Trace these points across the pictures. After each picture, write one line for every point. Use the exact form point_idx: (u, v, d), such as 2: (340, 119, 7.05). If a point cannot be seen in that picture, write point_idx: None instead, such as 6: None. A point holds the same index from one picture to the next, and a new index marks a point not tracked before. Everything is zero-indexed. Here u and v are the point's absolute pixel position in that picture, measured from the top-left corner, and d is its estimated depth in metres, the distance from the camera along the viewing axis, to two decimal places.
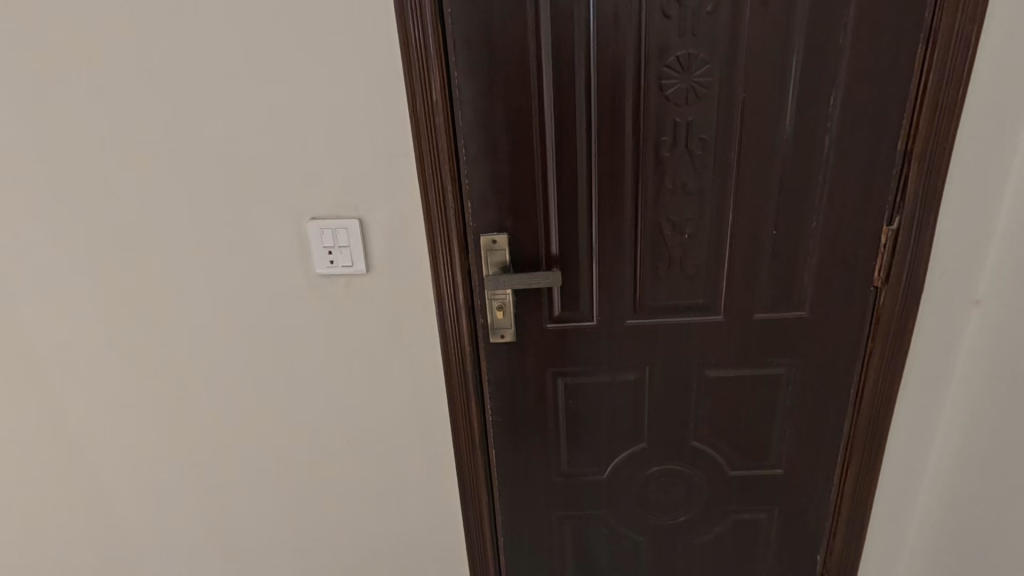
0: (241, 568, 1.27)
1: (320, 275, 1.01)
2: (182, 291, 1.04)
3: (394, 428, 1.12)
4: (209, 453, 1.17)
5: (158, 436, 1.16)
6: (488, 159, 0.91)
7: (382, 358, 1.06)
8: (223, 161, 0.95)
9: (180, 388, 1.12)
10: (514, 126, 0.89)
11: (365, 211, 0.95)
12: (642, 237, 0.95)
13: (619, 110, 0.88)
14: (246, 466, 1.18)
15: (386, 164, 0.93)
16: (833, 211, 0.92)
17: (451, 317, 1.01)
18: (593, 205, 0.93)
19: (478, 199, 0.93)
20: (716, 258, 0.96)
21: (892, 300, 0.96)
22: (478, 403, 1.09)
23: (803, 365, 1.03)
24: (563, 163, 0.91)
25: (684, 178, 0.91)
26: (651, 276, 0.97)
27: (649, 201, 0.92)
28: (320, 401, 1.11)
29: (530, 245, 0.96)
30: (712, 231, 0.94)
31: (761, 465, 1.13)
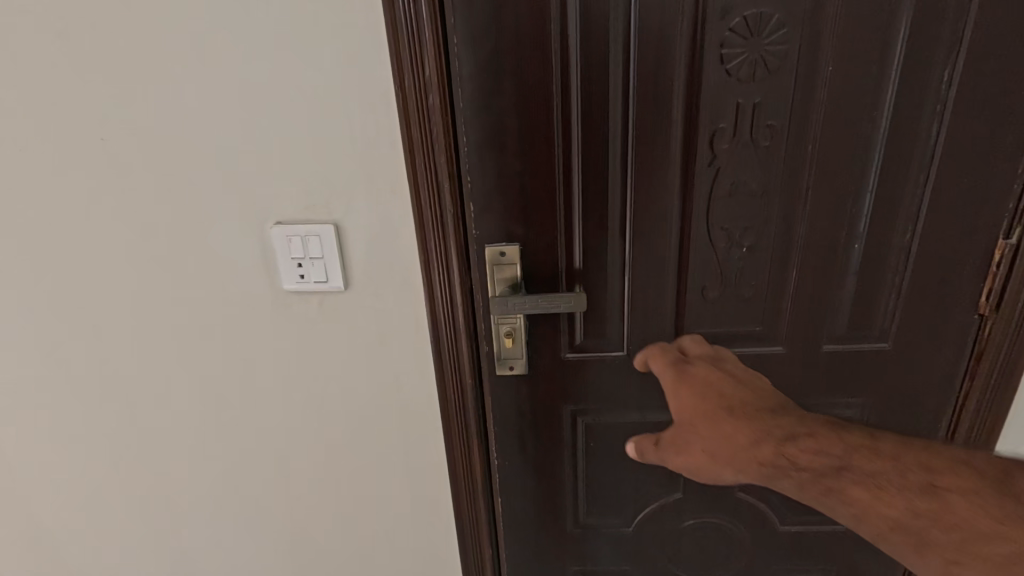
0: None
1: (288, 292, 0.82)
2: (121, 315, 0.85)
3: (380, 471, 0.94)
4: (159, 499, 0.98)
5: (98, 479, 0.97)
6: (495, 150, 0.72)
7: (365, 391, 0.88)
8: (164, 154, 0.75)
9: (125, 429, 0.93)
10: (530, 110, 0.70)
11: (342, 213, 0.77)
12: (688, 249, 0.75)
13: (665, 90, 0.68)
14: (209, 516, 0.99)
15: (368, 157, 0.74)
16: (934, 221, 0.72)
17: (447, 343, 0.82)
18: (627, 209, 0.74)
19: (482, 202, 0.74)
20: (779, 279, 0.77)
21: (998, 333, 0.77)
22: (480, 444, 0.90)
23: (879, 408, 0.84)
24: (590, 157, 0.72)
25: (745, 175, 0.71)
26: (697, 300, 0.78)
27: (698, 206, 0.73)
28: (293, 440, 0.93)
29: (546, 259, 0.77)
30: (776, 244, 0.75)
31: (816, 518, 0.94)
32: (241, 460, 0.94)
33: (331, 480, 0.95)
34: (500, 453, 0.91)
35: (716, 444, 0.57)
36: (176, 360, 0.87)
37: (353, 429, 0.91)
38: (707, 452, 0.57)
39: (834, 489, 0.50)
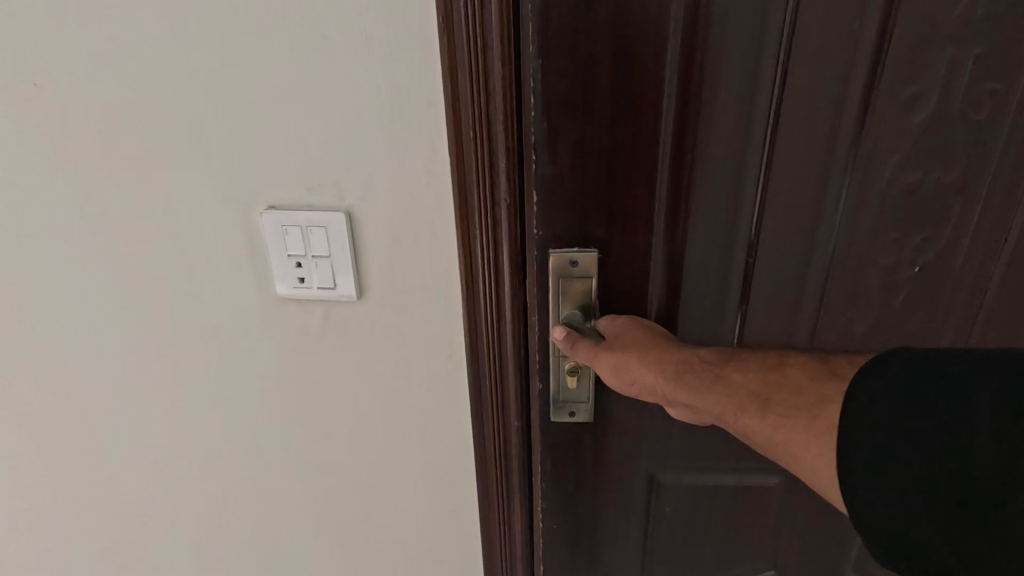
0: None
1: (283, 301, 0.62)
2: (62, 328, 0.64)
3: (394, 530, 0.73)
4: (117, 552, 0.78)
5: (41, 526, 0.77)
6: (579, 114, 0.50)
7: (380, 433, 0.68)
8: (112, 113, 0.54)
9: (72, 470, 0.73)
10: (632, 68, 0.49)
11: (357, 198, 0.56)
12: (840, 264, 0.55)
13: (835, 46, 0.48)
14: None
15: (398, 121, 0.53)
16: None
17: (490, 375, 0.61)
18: (762, 206, 0.53)
19: (555, 196, 0.53)
20: (959, 311, 0.57)
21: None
22: (527, 504, 0.69)
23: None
24: (712, 138, 0.51)
25: (938, 163, 0.51)
26: (839, 333, 0.58)
27: (864, 211, 0.53)
28: (285, 490, 0.72)
29: (637, 275, 0.57)
30: (968, 264, 0.54)
31: None
32: (218, 513, 0.74)
33: (331, 542, 0.75)
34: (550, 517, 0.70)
35: (646, 348, 0.52)
36: (136, 388, 0.67)
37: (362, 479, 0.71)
38: (640, 351, 0.52)
39: (723, 376, 0.47)
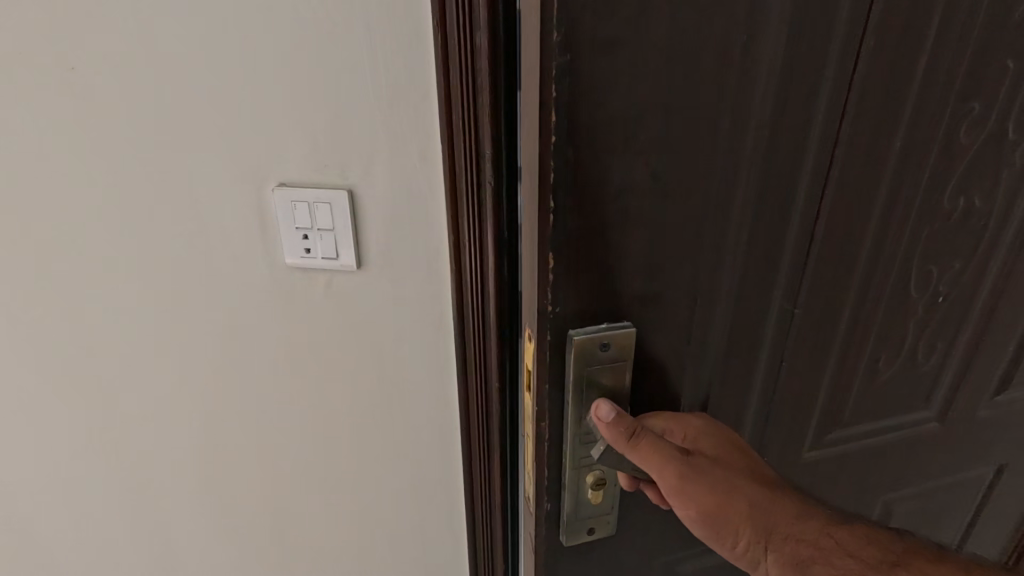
0: None
1: (291, 270, 0.69)
2: (93, 285, 0.72)
3: (386, 476, 0.82)
4: (139, 484, 0.87)
5: (74, 459, 0.86)
6: (613, 173, 0.43)
7: (375, 389, 0.75)
8: (143, 95, 0.61)
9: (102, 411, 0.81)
10: (681, 130, 0.42)
11: (359, 177, 0.62)
12: (879, 310, 0.61)
13: (895, 112, 0.50)
14: (192, 512, 0.89)
15: (396, 109, 0.59)
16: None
17: (474, 345, 0.67)
18: (816, 268, 0.55)
19: (584, 272, 0.47)
20: (945, 331, 0.66)
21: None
22: (502, 464, 0.74)
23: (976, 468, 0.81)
24: (769, 203, 0.49)
25: (961, 212, 0.58)
26: (868, 372, 0.64)
27: (901, 260, 0.58)
28: (291, 440, 0.80)
29: (664, 337, 0.52)
30: (964, 291, 0.63)
31: None
32: (227, 457, 0.83)
33: (331, 487, 0.83)
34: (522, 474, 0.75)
35: (772, 520, 0.50)
36: (159, 340, 0.75)
37: (358, 430, 0.78)
38: (752, 507, 0.51)
39: None
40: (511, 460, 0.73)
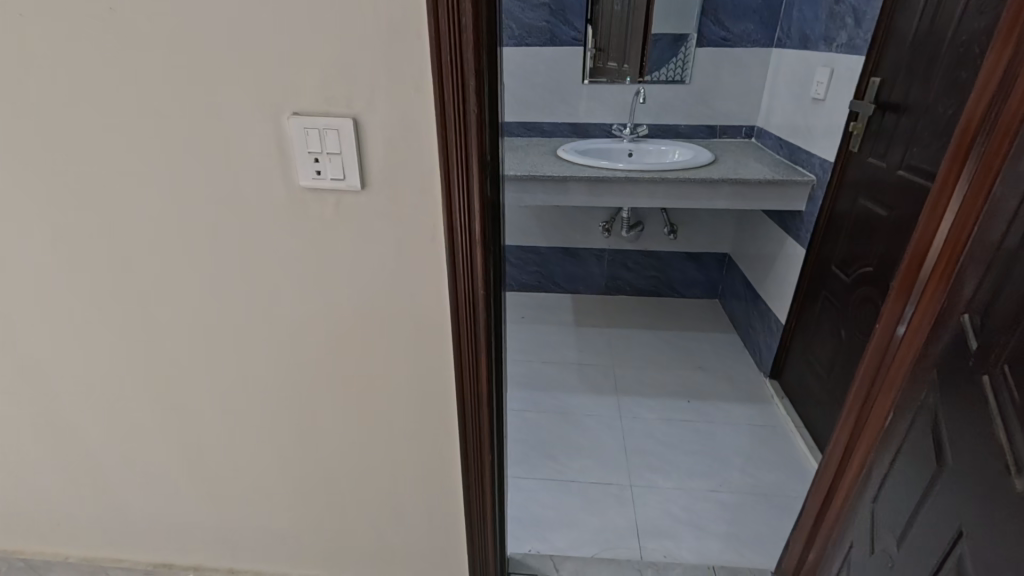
0: (218, 487, 1.21)
1: (304, 191, 0.80)
2: (134, 202, 0.84)
3: (389, 369, 0.96)
4: (178, 377, 1.03)
5: (122, 356, 1.02)
6: None
7: (381, 295, 0.88)
8: (177, 33, 0.72)
9: (145, 315, 0.96)
10: None
11: (362, 107, 0.73)
12: None
13: None
14: (225, 400, 1.06)
15: (393, 46, 0.69)
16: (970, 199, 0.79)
17: (462, 254, 0.81)
18: None
19: None
20: None
21: (891, 314, 0.97)
22: (488, 352, 0.91)
23: (896, 410, 0.93)
24: None
25: None
26: None
27: None
28: (307, 338, 0.95)
29: None
30: None
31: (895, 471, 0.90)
32: (257, 352, 0.98)
33: (339, 378, 0.99)
34: (498, 348, 0.96)
35: None
36: (191, 253, 0.88)
37: (366, 329, 0.93)
38: None
39: None
40: (494, 345, 0.93)
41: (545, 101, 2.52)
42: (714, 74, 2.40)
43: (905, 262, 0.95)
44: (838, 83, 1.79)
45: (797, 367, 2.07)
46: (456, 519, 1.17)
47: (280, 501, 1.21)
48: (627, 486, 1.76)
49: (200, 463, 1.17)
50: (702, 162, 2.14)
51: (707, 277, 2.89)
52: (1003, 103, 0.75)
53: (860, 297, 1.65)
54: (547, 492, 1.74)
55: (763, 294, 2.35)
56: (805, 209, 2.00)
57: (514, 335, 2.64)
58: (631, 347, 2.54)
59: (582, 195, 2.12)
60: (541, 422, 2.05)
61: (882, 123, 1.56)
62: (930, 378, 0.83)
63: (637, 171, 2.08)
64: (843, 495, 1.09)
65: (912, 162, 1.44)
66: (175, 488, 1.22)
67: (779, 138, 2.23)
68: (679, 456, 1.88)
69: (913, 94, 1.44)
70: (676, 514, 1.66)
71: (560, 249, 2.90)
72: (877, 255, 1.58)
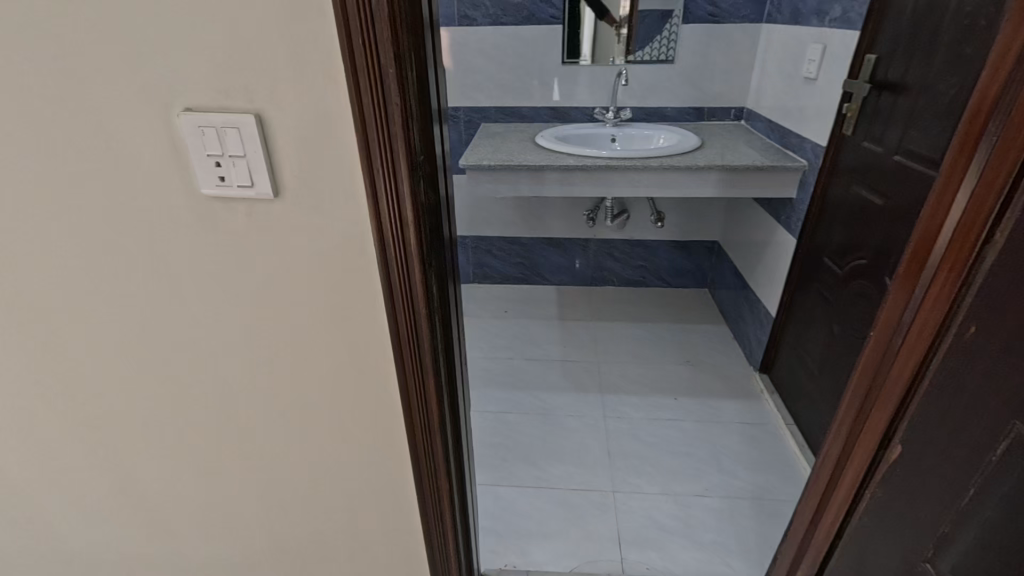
0: (158, 520, 1.11)
1: (209, 200, 0.68)
2: (17, 217, 0.72)
3: (328, 396, 0.85)
4: (96, 409, 0.92)
5: (32, 386, 0.90)
6: None
7: (310, 316, 0.77)
8: (37, 15, 0.59)
9: (47, 343, 0.84)
10: None
11: (265, 100, 0.61)
12: None
13: None
14: (153, 432, 0.94)
15: (295, 27, 0.57)
16: (980, 193, 0.68)
17: (397, 269, 0.70)
18: None
19: None
20: None
21: (887, 324, 0.87)
22: (436, 376, 0.81)
23: (898, 431, 0.83)
24: None
25: None
26: None
27: None
28: (234, 365, 0.83)
29: None
30: None
31: (909, 502, 0.79)
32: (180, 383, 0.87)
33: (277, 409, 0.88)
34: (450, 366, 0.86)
35: None
36: (89, 274, 0.76)
37: (297, 354, 0.81)
38: None
39: None
40: (442, 365, 0.83)
41: (523, 84, 2.39)
42: (701, 53, 2.26)
43: (903, 263, 0.84)
44: (830, 61, 1.67)
45: (788, 362, 1.98)
46: (416, 548, 1.08)
47: (225, 532, 1.11)
48: (610, 493, 1.68)
49: (135, 497, 1.06)
50: (688, 147, 2.02)
51: (695, 266, 2.79)
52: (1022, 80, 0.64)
53: (854, 289, 1.55)
54: (526, 500, 1.66)
55: (752, 285, 2.26)
56: (795, 195, 1.89)
57: (496, 331, 2.54)
58: (617, 341, 2.45)
59: (561, 184, 2.00)
60: (522, 424, 1.96)
61: (878, 104, 1.45)
62: (943, 400, 0.73)
63: (619, 158, 1.95)
64: (832, 516, 1.00)
65: (910, 145, 1.33)
66: (110, 521, 1.12)
67: (769, 120, 2.11)
68: (664, 458, 1.80)
69: (912, 71, 1.33)
70: (661, 521, 1.58)
71: (544, 240, 2.79)
72: (872, 246, 1.48)
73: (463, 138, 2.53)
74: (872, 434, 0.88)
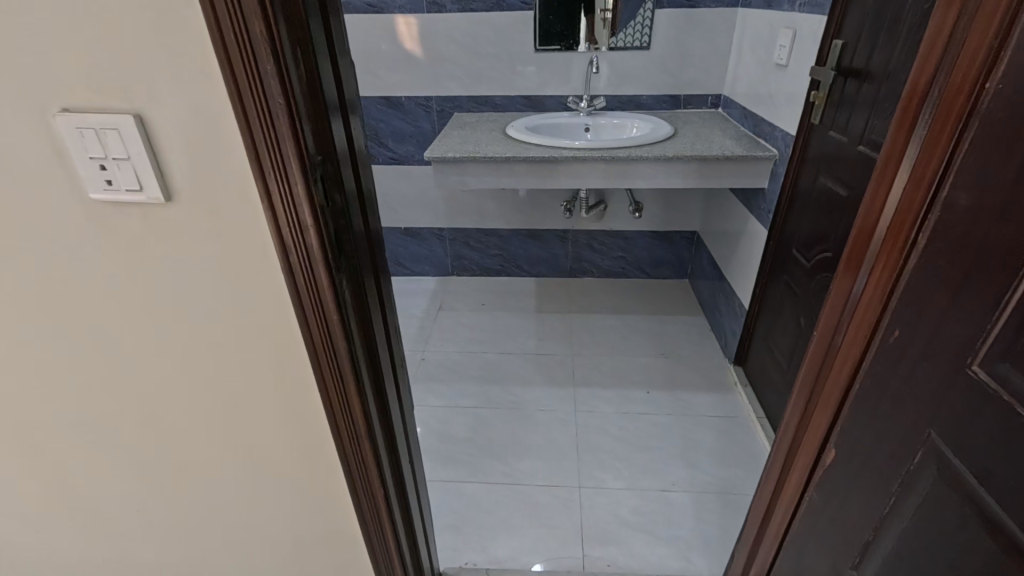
0: (91, 536, 1.06)
1: (100, 204, 0.65)
2: None
3: (250, 402, 0.83)
4: (14, 422, 0.88)
5: None
6: None
7: (221, 322, 0.74)
8: None
9: None
10: None
11: (143, 100, 0.58)
12: None
13: None
14: (73, 445, 0.91)
15: (164, 22, 0.54)
16: (909, 189, 0.64)
17: (302, 276, 0.68)
18: None
19: None
20: None
21: (828, 324, 0.84)
22: (357, 383, 0.79)
23: (832, 434, 0.80)
24: None
25: None
26: None
27: None
28: (149, 373, 0.80)
29: None
30: None
31: (840, 507, 0.77)
32: (98, 395, 0.84)
33: (200, 416, 0.85)
34: (376, 372, 0.84)
35: None
36: None
37: (212, 362, 0.78)
38: None
39: None
40: (364, 371, 0.80)
41: (495, 73, 2.34)
42: (677, 39, 2.21)
43: (844, 260, 0.80)
44: (800, 46, 1.63)
45: (759, 354, 1.96)
46: (357, 554, 1.06)
47: (163, 545, 1.07)
48: (575, 488, 1.66)
49: (64, 512, 1.02)
50: (659, 136, 1.98)
51: (674, 256, 2.76)
52: (948, 68, 0.60)
53: (819, 283, 1.53)
54: (490, 496, 1.65)
55: (728, 276, 2.23)
56: (766, 186, 1.86)
57: (471, 324, 2.51)
58: (593, 334, 2.43)
59: (530, 176, 1.96)
60: (492, 419, 1.95)
61: (844, 92, 1.41)
62: (871, 406, 0.70)
63: (587, 149, 1.91)
64: (778, 518, 0.99)
65: (872, 136, 1.30)
66: (43, 537, 1.08)
67: (743, 107, 2.07)
68: (632, 452, 1.78)
69: (875, 58, 1.29)
70: (625, 517, 1.57)
71: (521, 231, 2.75)
72: (836, 239, 1.45)
73: (436, 128, 2.49)
74: (812, 437, 0.86)
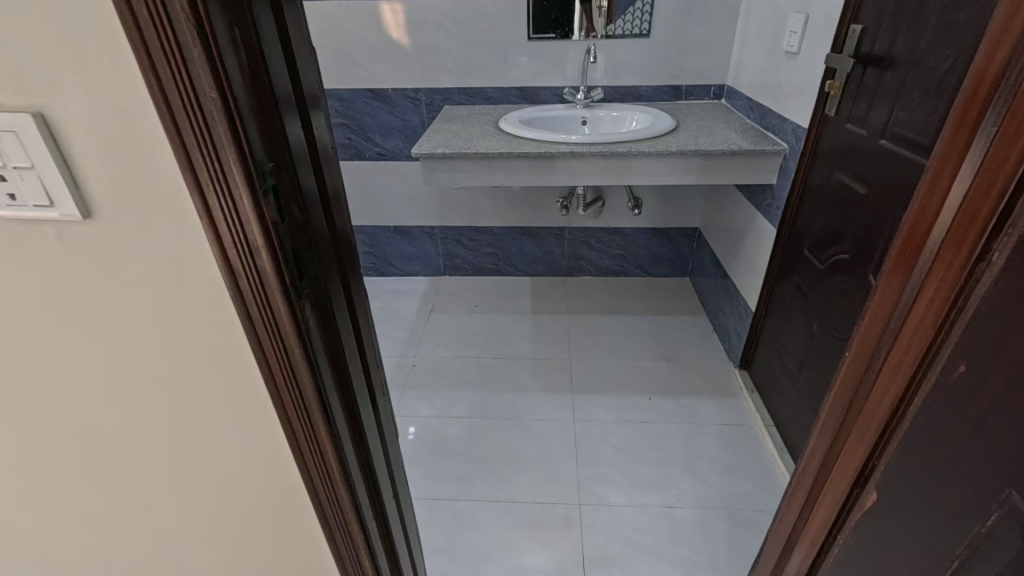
0: None
1: (7, 223, 0.54)
2: None
3: (203, 447, 0.71)
4: None
5: None
6: None
7: (166, 359, 0.63)
8: None
9: None
10: None
11: (44, 95, 0.46)
12: None
13: None
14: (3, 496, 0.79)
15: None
16: (974, 198, 0.54)
17: (256, 304, 0.57)
18: None
19: None
20: None
21: (863, 343, 0.75)
22: (327, 421, 0.69)
23: (872, 469, 0.71)
24: None
25: None
26: None
27: None
28: (81, 418, 0.68)
29: None
30: None
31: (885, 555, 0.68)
32: (24, 443, 0.72)
33: (145, 465, 0.73)
34: (349, 405, 0.73)
35: None
36: None
37: (156, 405, 0.67)
38: None
39: None
40: (335, 407, 0.70)
41: (487, 63, 2.21)
42: (678, 26, 2.09)
43: (886, 274, 0.71)
44: (812, 32, 1.52)
45: (767, 359, 1.87)
46: None
47: None
48: (575, 506, 1.57)
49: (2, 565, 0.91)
50: (661, 129, 1.87)
51: (675, 253, 2.66)
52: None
53: (834, 287, 1.43)
54: (486, 515, 1.55)
55: (732, 275, 2.14)
56: (775, 181, 1.75)
57: (465, 327, 2.41)
58: (591, 336, 2.33)
59: (525, 172, 1.85)
60: (486, 430, 1.85)
61: (863, 81, 1.30)
62: (923, 444, 0.61)
63: (585, 143, 1.80)
64: (802, 554, 0.90)
65: (895, 129, 1.20)
66: None
67: (749, 98, 1.96)
68: (635, 465, 1.69)
69: (899, 44, 1.18)
70: (628, 537, 1.48)
71: (516, 229, 2.64)
72: (852, 239, 1.36)
73: (426, 121, 2.37)
74: (846, 469, 0.77)
